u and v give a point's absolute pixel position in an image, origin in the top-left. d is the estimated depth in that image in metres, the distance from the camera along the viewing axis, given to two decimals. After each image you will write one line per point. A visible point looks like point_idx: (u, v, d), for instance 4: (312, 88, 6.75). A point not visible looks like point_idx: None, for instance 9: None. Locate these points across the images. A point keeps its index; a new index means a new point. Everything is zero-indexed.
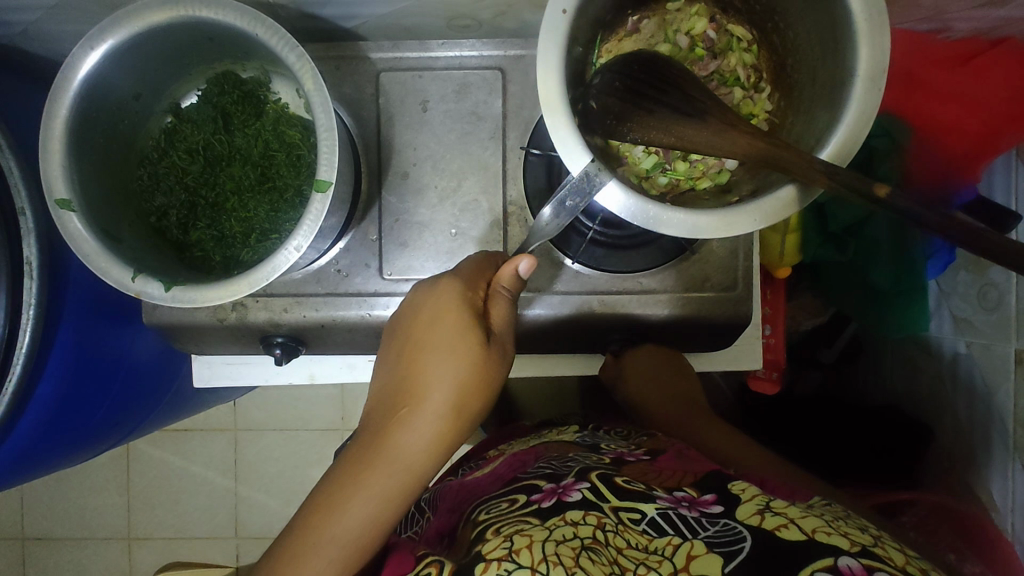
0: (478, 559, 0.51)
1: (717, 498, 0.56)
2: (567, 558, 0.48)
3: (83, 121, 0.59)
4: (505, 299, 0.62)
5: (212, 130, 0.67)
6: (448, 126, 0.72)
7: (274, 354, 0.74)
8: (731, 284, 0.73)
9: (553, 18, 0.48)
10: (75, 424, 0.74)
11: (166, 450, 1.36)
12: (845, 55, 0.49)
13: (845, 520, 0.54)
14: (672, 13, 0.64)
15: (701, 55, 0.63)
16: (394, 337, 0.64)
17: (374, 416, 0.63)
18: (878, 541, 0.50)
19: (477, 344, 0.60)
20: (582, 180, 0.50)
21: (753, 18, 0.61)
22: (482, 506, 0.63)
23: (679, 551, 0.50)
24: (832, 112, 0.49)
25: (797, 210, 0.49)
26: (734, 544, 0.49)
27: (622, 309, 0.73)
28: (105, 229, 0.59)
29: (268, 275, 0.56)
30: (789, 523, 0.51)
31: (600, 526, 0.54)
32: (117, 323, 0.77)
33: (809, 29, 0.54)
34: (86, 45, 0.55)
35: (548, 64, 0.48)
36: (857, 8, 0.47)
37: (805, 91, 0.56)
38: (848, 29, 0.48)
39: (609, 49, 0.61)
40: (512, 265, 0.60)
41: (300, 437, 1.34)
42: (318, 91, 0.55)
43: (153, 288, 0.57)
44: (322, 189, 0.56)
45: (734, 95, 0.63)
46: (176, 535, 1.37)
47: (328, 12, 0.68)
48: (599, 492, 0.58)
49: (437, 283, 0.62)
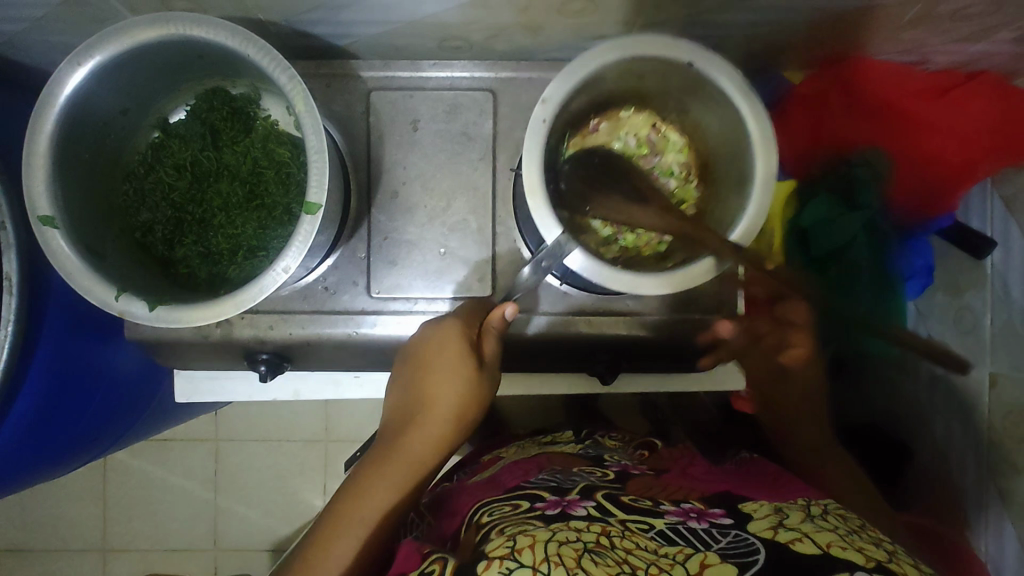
0: (480, 558, 0.50)
1: (727, 512, 0.57)
2: (569, 559, 0.47)
3: (68, 138, 0.58)
4: (494, 336, 0.63)
5: (200, 147, 0.66)
6: (439, 147, 0.73)
7: (259, 371, 0.73)
8: (714, 307, 0.75)
9: (533, 127, 0.55)
10: (53, 442, 0.72)
11: (145, 460, 1.34)
12: (747, 161, 0.58)
13: (859, 535, 0.53)
14: (624, 117, 0.68)
15: (644, 152, 0.69)
16: (398, 371, 0.65)
17: (373, 449, 0.63)
18: (892, 558, 0.50)
19: (470, 368, 0.61)
20: (556, 248, 0.55)
21: (686, 124, 0.67)
22: (484, 510, 0.62)
23: (692, 558, 0.48)
24: (740, 200, 0.58)
25: (712, 276, 0.56)
26: (748, 556, 0.48)
27: (609, 330, 0.74)
28: (88, 246, 0.59)
29: (255, 295, 0.56)
30: (803, 537, 0.51)
31: (605, 533, 0.52)
32: (97, 337, 0.76)
33: (721, 134, 0.62)
34: (73, 61, 0.55)
35: (529, 155, 0.55)
36: (753, 129, 0.56)
37: (719, 188, 0.64)
38: (748, 142, 0.57)
39: (575, 143, 0.66)
40: (498, 310, 0.62)
41: (283, 448, 1.33)
42: (309, 113, 0.55)
43: (137, 307, 0.57)
44: (312, 211, 0.56)
45: (671, 186, 0.68)
46: (154, 547, 1.34)
47: (321, 31, 0.68)
48: (605, 509, 0.57)
49: (441, 322, 0.63)
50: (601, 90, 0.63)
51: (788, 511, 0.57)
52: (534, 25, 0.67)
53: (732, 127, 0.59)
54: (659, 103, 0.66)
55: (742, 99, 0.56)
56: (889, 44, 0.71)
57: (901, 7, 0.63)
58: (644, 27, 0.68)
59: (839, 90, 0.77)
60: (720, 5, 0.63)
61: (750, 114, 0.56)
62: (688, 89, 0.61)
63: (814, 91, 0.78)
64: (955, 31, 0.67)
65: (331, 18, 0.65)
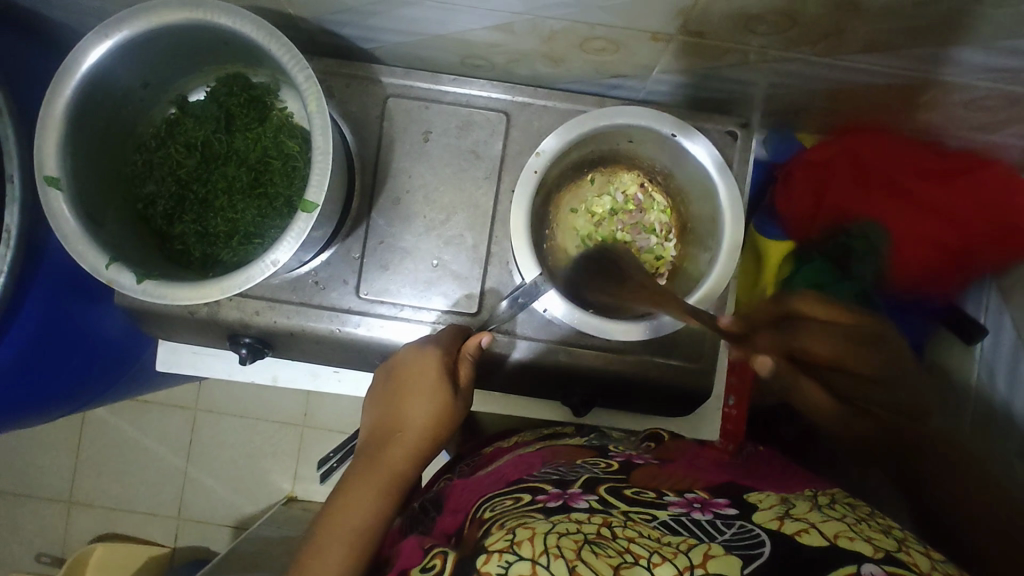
0: (478, 552, 0.43)
1: (732, 502, 0.48)
2: (569, 551, 0.39)
3: (84, 106, 0.59)
4: (470, 363, 0.65)
5: (213, 129, 0.67)
6: (446, 160, 0.74)
7: (240, 353, 0.75)
8: (697, 356, 0.75)
9: (525, 176, 0.66)
10: (29, 394, 0.73)
11: (122, 418, 1.35)
12: (717, 229, 0.68)
13: (869, 523, 0.44)
14: (619, 176, 0.76)
15: (631, 209, 0.76)
16: (375, 390, 0.65)
17: (347, 472, 0.61)
18: (903, 545, 0.41)
19: (445, 387, 0.62)
20: (530, 287, 0.67)
21: (671, 188, 0.75)
22: (487, 504, 0.54)
23: (696, 549, 0.40)
24: (710, 254, 0.68)
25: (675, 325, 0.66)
26: (753, 548, 0.40)
27: (587, 362, 0.74)
28: (88, 212, 0.60)
29: (241, 284, 0.57)
30: (810, 528, 0.42)
31: (607, 524, 0.44)
32: (88, 298, 0.77)
33: (699, 202, 0.71)
34: (100, 33, 0.56)
35: (522, 203, 0.66)
36: (724, 200, 0.66)
37: (693, 244, 0.73)
38: (718, 212, 0.67)
39: (569, 192, 0.76)
40: (473, 339, 0.66)
41: (260, 427, 1.33)
42: (320, 114, 0.57)
43: (125, 278, 0.58)
44: (308, 209, 0.57)
45: (651, 242, 0.74)
46: (118, 506, 1.35)
47: (348, 32, 0.69)
48: (608, 501, 0.49)
49: (422, 346, 0.64)
50: (595, 145, 0.71)
51: (793, 500, 0.48)
52: (556, 56, 0.68)
53: (705, 189, 0.69)
54: (645, 167, 0.75)
55: (714, 170, 0.66)
56: (905, 119, 0.72)
57: (919, 88, 0.63)
58: (662, 73, 0.68)
59: (845, 161, 0.77)
60: (739, 63, 0.64)
61: (721, 179, 0.66)
62: (677, 160, 0.70)
63: (823, 159, 0.77)
64: (969, 120, 0.68)
65: (359, 21, 0.66)
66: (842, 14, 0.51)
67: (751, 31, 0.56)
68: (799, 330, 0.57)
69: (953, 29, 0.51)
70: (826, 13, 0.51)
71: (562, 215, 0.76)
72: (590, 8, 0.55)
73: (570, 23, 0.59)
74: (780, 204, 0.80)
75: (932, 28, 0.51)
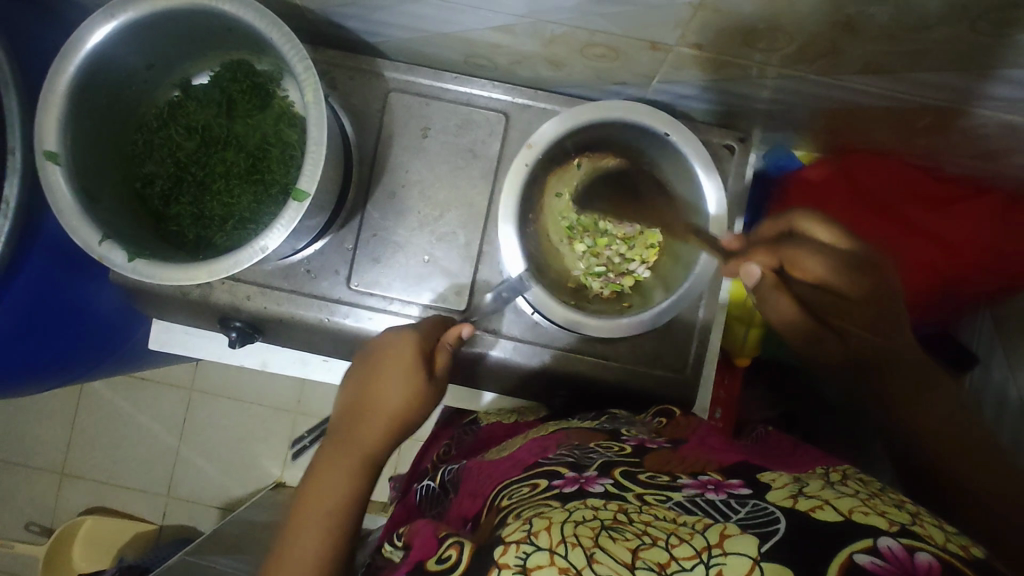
0: (495, 543, 0.42)
1: (745, 482, 0.46)
2: (586, 539, 0.39)
3: (87, 83, 0.60)
4: (448, 353, 0.65)
5: (214, 113, 0.68)
6: (444, 157, 0.74)
7: (230, 335, 0.75)
8: (681, 366, 0.75)
9: (516, 169, 0.67)
10: (21, 364, 0.74)
11: (118, 394, 1.36)
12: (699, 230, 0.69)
13: (881, 498, 0.42)
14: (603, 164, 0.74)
15: None
16: (352, 369, 0.64)
17: (320, 455, 0.60)
18: (916, 518, 0.39)
19: (421, 375, 0.61)
20: (517, 282, 0.68)
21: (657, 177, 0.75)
22: (505, 492, 0.52)
23: (711, 528, 0.39)
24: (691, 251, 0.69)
25: (664, 319, 0.68)
26: (768, 525, 0.39)
27: (573, 367, 0.74)
28: (85, 189, 0.61)
29: (230, 268, 0.58)
30: (824, 505, 0.40)
31: (622, 510, 0.43)
32: (82, 274, 0.78)
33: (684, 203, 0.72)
34: (106, 13, 0.57)
35: (512, 193, 0.67)
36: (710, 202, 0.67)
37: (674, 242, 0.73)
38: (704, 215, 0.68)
39: (556, 179, 0.76)
40: (455, 330, 0.66)
41: (253, 410, 1.34)
42: (317, 104, 0.57)
43: (116, 255, 0.58)
44: (299, 198, 0.57)
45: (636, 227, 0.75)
46: (109, 480, 1.37)
47: (353, 26, 0.70)
48: (622, 484, 0.48)
49: (401, 331, 0.64)
50: (590, 137, 0.71)
51: (806, 478, 0.46)
52: (558, 60, 0.68)
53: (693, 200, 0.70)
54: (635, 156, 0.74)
55: (712, 200, 0.67)
56: (906, 141, 0.72)
57: (918, 112, 0.63)
58: (662, 82, 0.68)
59: (841, 181, 0.77)
60: (740, 77, 0.64)
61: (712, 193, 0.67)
62: (675, 170, 0.71)
63: (820, 177, 0.78)
64: (968, 147, 0.68)
65: (364, 15, 0.67)
66: (838, 34, 0.51)
67: (749, 46, 0.56)
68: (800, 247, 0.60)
69: (954, 55, 0.50)
70: (822, 32, 0.51)
71: (550, 213, 0.75)
72: (589, 15, 0.56)
73: (570, 28, 0.59)
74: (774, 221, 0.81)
75: (929, 53, 0.51)
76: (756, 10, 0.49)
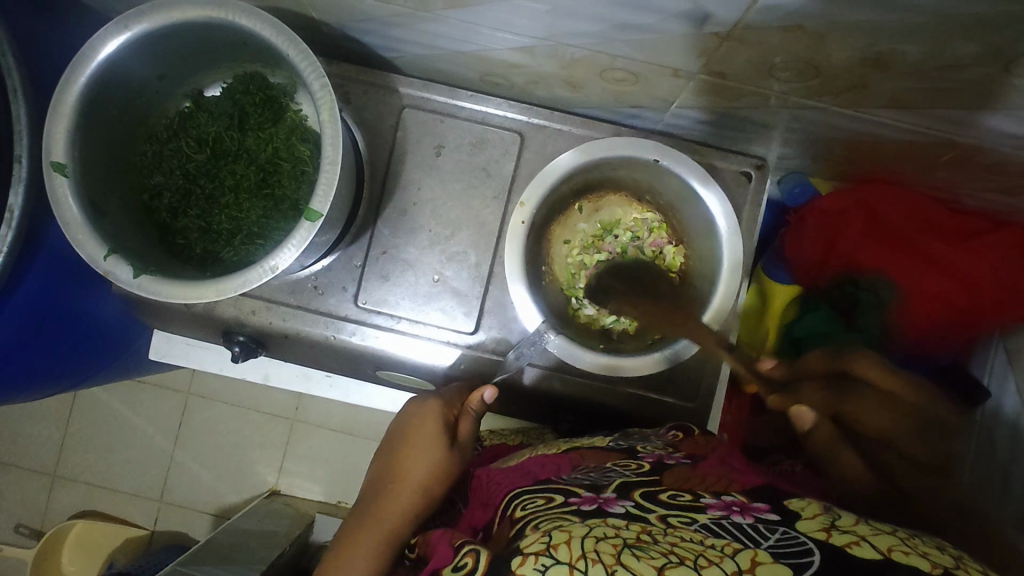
0: (512, 553, 0.40)
1: (772, 507, 0.45)
2: (608, 555, 0.37)
3: (97, 95, 0.59)
4: (472, 418, 0.64)
5: (225, 126, 0.67)
6: (456, 175, 0.73)
7: (232, 350, 0.74)
8: (692, 395, 0.74)
9: (515, 229, 0.68)
10: (16, 371, 0.72)
11: (114, 396, 1.34)
12: (715, 256, 0.70)
13: (921, 537, 0.42)
14: (606, 201, 0.77)
15: (624, 238, 0.76)
16: (383, 450, 0.64)
17: (346, 527, 0.57)
18: (960, 562, 0.39)
19: (444, 439, 0.61)
20: (536, 335, 0.68)
21: (662, 208, 0.76)
22: (517, 502, 0.50)
23: (742, 553, 0.38)
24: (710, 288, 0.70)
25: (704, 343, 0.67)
26: (803, 556, 0.38)
27: (581, 392, 0.73)
28: (93, 202, 0.59)
29: (238, 287, 0.57)
30: (860, 540, 0.39)
31: (646, 531, 0.42)
32: (85, 283, 0.76)
33: (698, 225, 0.72)
34: (120, 24, 0.56)
35: (517, 249, 0.68)
36: (726, 229, 0.68)
37: (696, 272, 0.73)
38: (718, 237, 0.69)
39: (562, 224, 0.76)
40: (478, 393, 0.64)
41: (250, 417, 1.33)
42: (333, 123, 0.57)
43: (122, 271, 0.57)
44: (312, 218, 0.56)
45: (655, 248, 0.76)
46: (101, 484, 1.34)
47: (369, 41, 0.69)
48: (644, 505, 0.46)
49: (424, 399, 0.65)
50: (600, 171, 0.72)
51: (837, 509, 0.45)
52: (575, 81, 0.67)
53: (706, 229, 0.71)
54: (637, 189, 0.75)
55: (728, 238, 0.68)
56: (925, 173, 0.71)
57: (940, 146, 0.62)
58: (680, 108, 0.68)
59: (858, 211, 0.77)
60: (761, 106, 0.63)
61: (726, 227, 0.68)
62: (683, 196, 0.72)
63: (834, 207, 0.78)
64: (987, 183, 0.68)
65: (381, 32, 0.66)
66: (866, 70, 0.50)
67: (772, 77, 0.55)
68: (851, 397, 0.65)
69: (987, 95, 0.49)
70: (850, 66, 0.50)
71: (557, 256, 0.76)
72: (613, 40, 0.55)
73: (591, 52, 0.58)
74: (787, 246, 0.82)
75: (957, 91, 0.50)
76: (785, 44, 0.48)
